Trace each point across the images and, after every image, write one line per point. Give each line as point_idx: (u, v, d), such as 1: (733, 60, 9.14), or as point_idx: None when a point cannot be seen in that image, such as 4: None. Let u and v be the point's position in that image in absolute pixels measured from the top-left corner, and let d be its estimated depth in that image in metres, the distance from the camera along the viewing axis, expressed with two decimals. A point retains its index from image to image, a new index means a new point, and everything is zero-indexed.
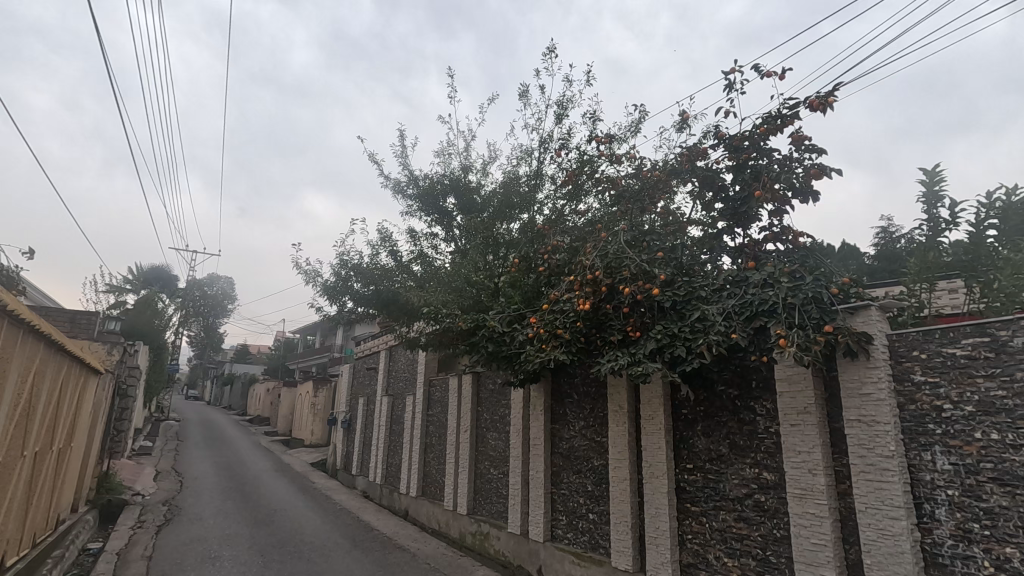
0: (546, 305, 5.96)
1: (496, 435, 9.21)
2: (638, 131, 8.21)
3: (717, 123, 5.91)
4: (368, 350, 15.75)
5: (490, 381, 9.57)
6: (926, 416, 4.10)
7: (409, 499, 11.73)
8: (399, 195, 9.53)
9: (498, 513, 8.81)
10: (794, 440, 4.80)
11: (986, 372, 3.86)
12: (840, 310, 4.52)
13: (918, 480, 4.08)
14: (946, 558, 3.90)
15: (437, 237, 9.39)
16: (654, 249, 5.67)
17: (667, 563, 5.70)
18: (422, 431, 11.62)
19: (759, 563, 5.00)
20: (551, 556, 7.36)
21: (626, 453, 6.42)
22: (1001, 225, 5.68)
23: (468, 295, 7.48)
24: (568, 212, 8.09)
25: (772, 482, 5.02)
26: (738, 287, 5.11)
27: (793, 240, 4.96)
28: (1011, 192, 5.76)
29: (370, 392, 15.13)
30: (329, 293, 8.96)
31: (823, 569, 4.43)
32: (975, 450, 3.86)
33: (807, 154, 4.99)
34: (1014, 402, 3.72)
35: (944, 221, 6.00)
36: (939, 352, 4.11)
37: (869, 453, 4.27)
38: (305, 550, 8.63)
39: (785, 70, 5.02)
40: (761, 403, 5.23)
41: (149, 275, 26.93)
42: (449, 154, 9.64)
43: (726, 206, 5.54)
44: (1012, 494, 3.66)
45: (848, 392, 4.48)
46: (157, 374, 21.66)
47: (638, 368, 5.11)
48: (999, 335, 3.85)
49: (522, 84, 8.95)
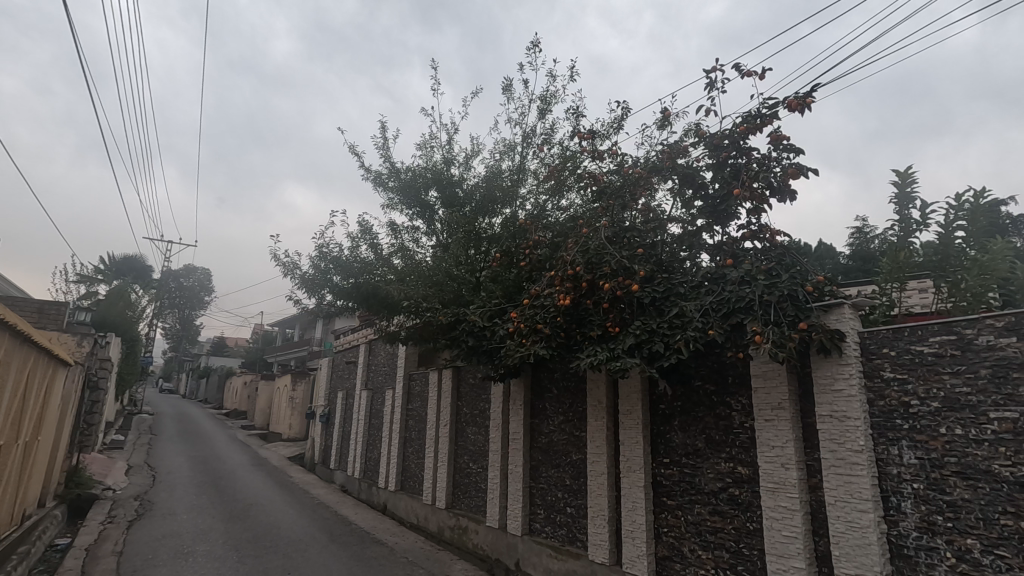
0: (527, 300, 5.99)
1: (476, 429, 9.21)
2: (621, 127, 8.25)
3: (699, 120, 5.96)
4: (348, 344, 15.60)
5: (471, 375, 9.55)
6: (894, 412, 4.21)
7: (388, 493, 11.69)
8: (380, 188, 9.44)
9: (477, 508, 8.84)
10: (768, 435, 4.89)
11: (952, 369, 3.97)
12: (815, 308, 4.61)
13: (886, 474, 4.19)
14: (911, 549, 4.01)
15: (419, 230, 9.30)
16: (635, 245, 5.71)
17: (643, 556, 5.78)
18: (402, 425, 11.57)
19: (732, 556, 5.09)
20: (529, 550, 7.40)
21: (604, 448, 6.47)
22: (970, 228, 5.82)
23: (449, 290, 7.45)
24: (550, 207, 8.07)
25: (746, 476, 5.11)
26: (716, 284, 5.17)
27: (771, 237, 5.02)
28: (980, 194, 5.91)
29: (349, 386, 15.01)
30: (307, 286, 8.80)
31: (794, 561, 4.53)
32: (940, 445, 3.97)
33: (785, 153, 5.06)
34: (978, 398, 3.83)
35: (915, 221, 6.15)
36: (908, 350, 4.22)
37: (840, 448, 4.38)
38: (282, 545, 8.52)
39: (766, 70, 5.08)
40: (737, 398, 5.31)
41: (121, 266, 26.26)
42: (432, 147, 9.55)
43: (705, 204, 5.60)
44: (974, 486, 3.78)
45: (821, 388, 4.58)
46: (130, 367, 21.17)
47: (616, 363, 5.14)
48: (964, 333, 3.97)
49: (505, 79, 8.94)
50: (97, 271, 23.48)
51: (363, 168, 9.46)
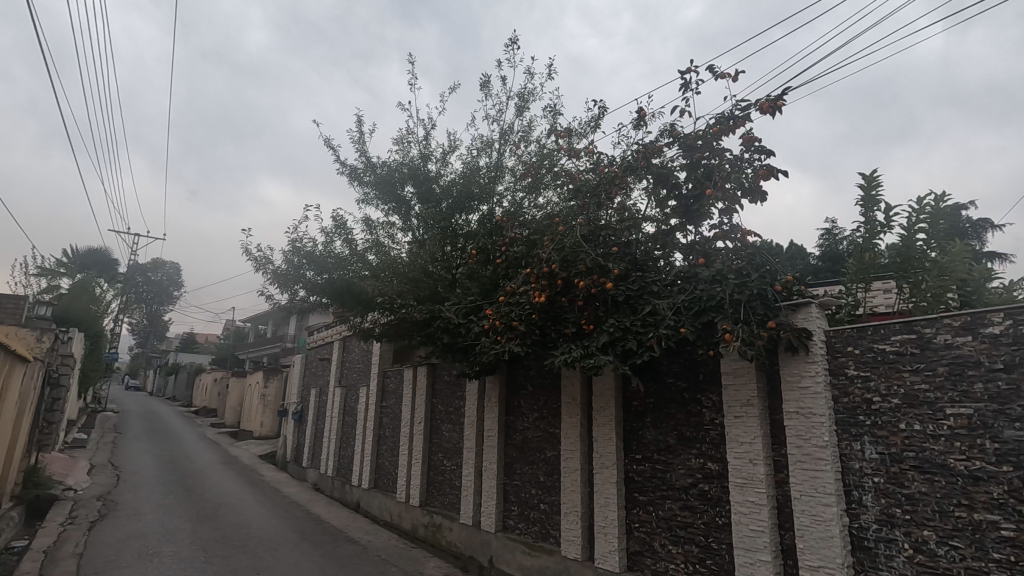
0: (503, 297, 5.97)
1: (450, 427, 9.18)
2: (598, 126, 8.32)
3: (673, 121, 6.02)
4: (321, 341, 15.40)
5: (445, 372, 9.51)
6: (857, 409, 4.33)
7: (361, 491, 11.58)
8: (355, 182, 9.33)
9: (451, 505, 8.82)
10: (737, 431, 4.98)
11: (911, 367, 4.09)
12: (783, 307, 4.73)
13: (849, 468, 4.31)
14: (871, 541, 4.14)
15: (394, 226, 9.22)
16: (609, 244, 5.75)
17: (614, 551, 5.84)
18: (376, 423, 11.47)
19: (701, 550, 5.18)
20: (502, 546, 7.42)
21: (578, 445, 6.52)
22: (930, 230, 5.99)
23: (424, 286, 7.37)
24: (527, 205, 8.05)
25: (715, 472, 5.20)
26: (688, 283, 5.25)
27: (742, 237, 5.11)
28: (941, 198, 6.10)
29: (323, 383, 14.81)
30: (279, 281, 8.63)
31: (760, 554, 4.63)
32: (899, 440, 4.09)
33: (757, 154, 5.16)
34: (935, 395, 3.96)
35: (880, 224, 6.33)
36: (871, 348, 4.34)
37: (805, 444, 4.49)
38: (252, 545, 8.37)
39: (739, 71, 5.16)
40: (708, 396, 5.39)
41: (86, 258, 25.43)
42: (408, 142, 9.47)
43: (679, 203, 5.67)
44: (931, 480, 3.91)
45: (788, 385, 4.69)
46: (94, 363, 20.53)
47: (590, 361, 5.18)
48: (924, 333, 4.09)
49: (483, 75, 8.92)
50: (61, 265, 22.73)
51: (337, 162, 9.34)
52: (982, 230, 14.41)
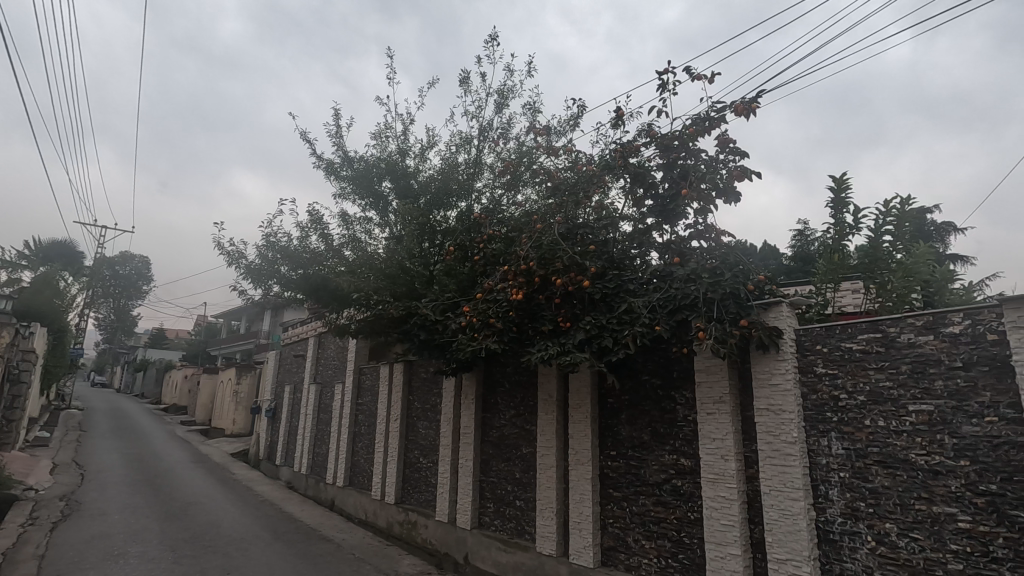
0: (480, 294, 5.95)
1: (427, 424, 9.14)
2: (576, 125, 8.36)
3: (651, 120, 6.08)
4: (296, 337, 15.18)
5: (422, 369, 9.46)
6: (825, 405, 4.44)
7: (336, 489, 11.47)
8: (332, 177, 9.20)
9: (427, 502, 8.79)
10: (710, 427, 5.07)
11: (877, 365, 4.22)
12: (755, 306, 4.83)
13: (816, 464, 4.42)
14: (836, 534, 4.26)
15: (372, 221, 9.12)
16: (587, 242, 5.78)
17: (589, 546, 5.90)
18: (351, 420, 11.36)
19: (674, 544, 5.26)
20: (478, 543, 7.42)
21: (553, 442, 6.56)
22: (896, 232, 6.18)
23: (401, 283, 7.32)
24: (505, 202, 8.03)
25: (688, 468, 5.28)
26: (664, 281, 5.32)
27: (716, 237, 5.20)
28: (906, 201, 6.29)
29: (297, 381, 14.60)
30: (252, 276, 8.46)
31: (730, 548, 4.72)
32: (864, 436, 4.21)
33: (731, 156, 5.25)
34: (898, 392, 4.09)
35: (849, 226, 6.50)
36: (839, 346, 4.45)
37: (775, 440, 4.59)
38: (222, 544, 8.22)
39: (715, 73, 5.25)
40: (681, 393, 5.47)
41: (49, 250, 24.58)
42: (386, 136, 9.38)
43: (656, 203, 5.74)
44: (893, 475, 4.04)
45: (759, 382, 4.79)
46: (57, 359, 19.87)
47: (567, 358, 5.20)
48: (889, 332, 4.22)
49: (462, 71, 8.87)
50: (22, 257, 21.91)
51: (314, 156, 9.20)
52: (946, 233, 14.90)
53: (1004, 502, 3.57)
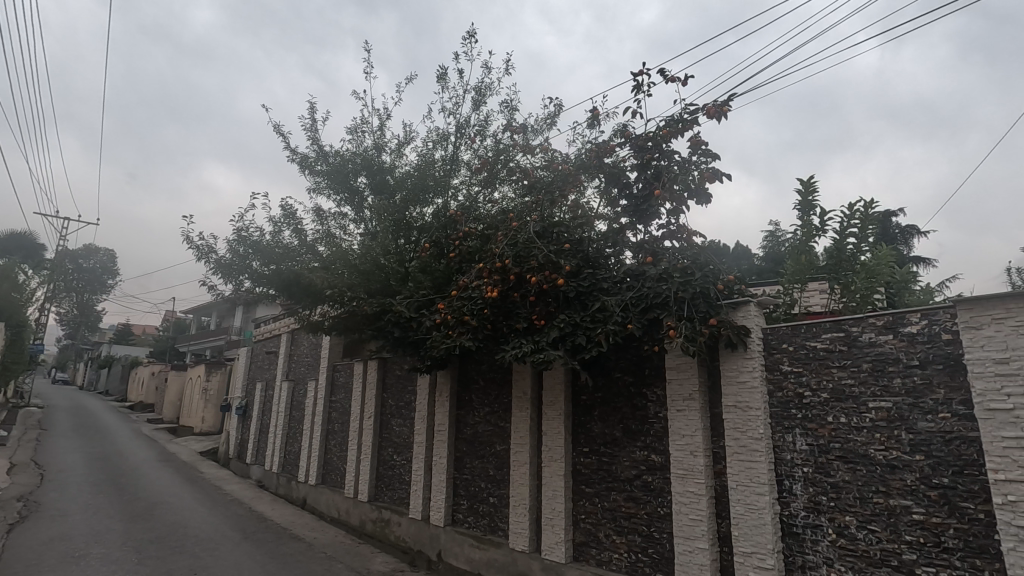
0: (455, 291, 5.94)
1: (400, 421, 9.10)
2: (553, 124, 8.41)
3: (625, 121, 6.17)
4: (268, 334, 14.92)
5: (396, 366, 9.41)
6: (790, 402, 4.57)
7: (308, 487, 11.35)
8: (306, 171, 9.08)
9: (401, 500, 8.76)
10: (680, 424, 5.17)
11: (839, 364, 4.36)
12: (724, 305, 4.93)
13: (781, 459, 4.55)
14: (799, 527, 4.39)
15: (346, 217, 9.03)
16: (562, 241, 5.80)
17: (561, 542, 5.95)
18: (324, 418, 11.23)
19: (644, 539, 5.35)
20: (451, 540, 7.43)
21: (527, 439, 6.60)
22: (860, 234, 6.37)
23: (376, 279, 7.24)
24: (482, 199, 8.01)
25: (659, 464, 5.38)
26: (636, 280, 5.40)
27: (687, 238, 5.30)
28: (869, 205, 6.50)
29: (269, 377, 14.35)
30: (223, 272, 8.19)
31: (698, 542, 4.83)
32: (827, 432, 4.35)
33: (702, 158, 5.36)
34: (860, 389, 4.23)
35: (815, 227, 6.68)
36: (803, 345, 4.59)
37: (742, 436, 4.71)
38: (189, 544, 8.07)
39: (688, 76, 5.35)
40: (653, 390, 5.55)
41: (8, 241, 23.65)
42: (362, 131, 9.28)
43: (630, 203, 5.82)
44: (853, 469, 4.18)
45: (727, 379, 4.90)
46: (16, 354, 19.16)
47: (541, 355, 5.24)
48: (851, 331, 4.36)
49: (439, 67, 8.83)
50: None
51: (288, 150, 9.05)
52: (909, 236, 15.37)
53: (955, 494, 3.72)
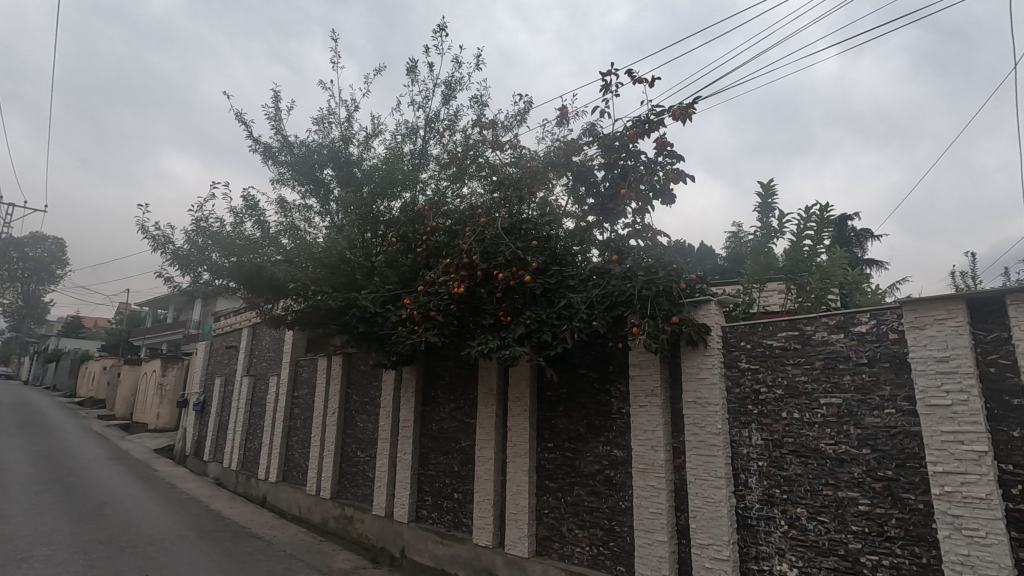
0: (421, 287, 5.89)
1: (365, 417, 8.99)
2: (523, 121, 8.42)
3: (594, 121, 6.24)
4: (228, 328, 14.50)
5: (362, 361, 9.29)
6: (747, 399, 4.71)
7: (268, 485, 11.11)
8: (269, 161, 8.85)
9: (364, 496, 8.67)
10: (642, 419, 5.26)
11: (793, 361, 4.52)
12: (685, 304, 5.05)
13: (737, 453, 4.69)
14: (753, 519, 4.53)
15: (311, 210, 8.85)
16: (530, 237, 5.82)
17: (524, 537, 5.99)
18: (286, 414, 11.00)
19: (605, 533, 5.44)
20: (415, 536, 7.39)
21: (492, 434, 6.62)
22: (815, 237, 6.61)
23: (341, 273, 7.12)
24: (450, 194, 7.96)
25: (621, 458, 5.47)
26: (602, 278, 5.48)
27: (652, 237, 5.40)
28: (825, 208, 6.74)
29: (229, 372, 13.97)
30: (180, 263, 7.90)
31: (657, 535, 4.94)
32: (781, 427, 4.51)
33: (668, 159, 5.47)
34: (812, 386, 4.40)
35: (774, 229, 6.90)
36: (760, 343, 4.73)
37: (701, 431, 4.84)
38: (142, 544, 7.81)
39: (655, 78, 5.44)
40: (616, 386, 5.64)
41: None
42: (329, 122, 9.11)
43: (597, 202, 5.90)
44: (805, 463, 4.34)
45: (688, 376, 5.02)
46: None
47: (506, 352, 5.26)
48: (806, 330, 4.52)
49: (409, 60, 8.74)
50: None
51: (250, 139, 8.79)
52: (864, 240, 15.98)
53: (898, 486, 3.91)
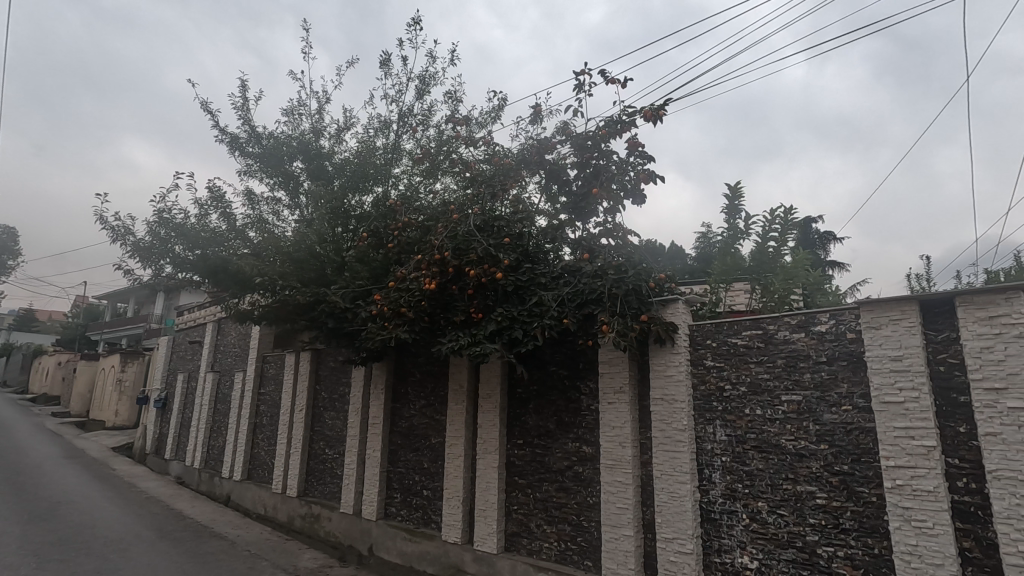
0: (392, 282, 5.83)
1: (333, 414, 8.88)
2: (497, 117, 8.42)
3: (567, 120, 6.29)
4: (192, 322, 14.11)
5: (331, 358, 9.15)
6: (712, 396, 4.82)
7: (232, 483, 10.88)
8: (237, 152, 8.63)
9: (332, 494, 8.56)
10: (610, 416, 5.34)
11: (757, 359, 4.64)
12: (654, 302, 5.13)
13: (702, 449, 4.79)
14: (716, 513, 4.65)
15: (280, 203, 8.68)
16: (502, 234, 5.83)
17: (493, 533, 6.01)
18: (252, 411, 10.77)
19: (573, 528, 5.50)
20: (383, 534, 7.34)
21: (462, 431, 6.61)
22: (779, 238, 6.81)
23: (310, 268, 6.99)
24: (423, 190, 7.90)
25: (589, 455, 5.54)
26: (573, 276, 5.53)
27: (623, 237, 5.48)
28: (789, 211, 6.95)
29: (192, 368, 13.59)
30: (141, 255, 7.62)
31: (624, 529, 5.02)
32: (744, 423, 4.63)
33: (639, 159, 5.55)
34: (774, 383, 4.52)
35: (741, 231, 7.08)
36: (725, 341, 4.85)
37: (668, 427, 4.93)
38: (98, 545, 7.56)
39: (627, 79, 5.51)
40: (586, 383, 5.70)
41: None
42: (299, 114, 8.94)
43: (569, 200, 5.94)
44: (766, 458, 4.47)
45: (656, 373, 5.11)
46: None
47: (477, 349, 5.26)
48: (769, 329, 4.64)
49: (383, 52, 8.64)
50: None
51: (216, 129, 8.56)
52: (827, 242, 16.49)
53: (853, 480, 4.06)
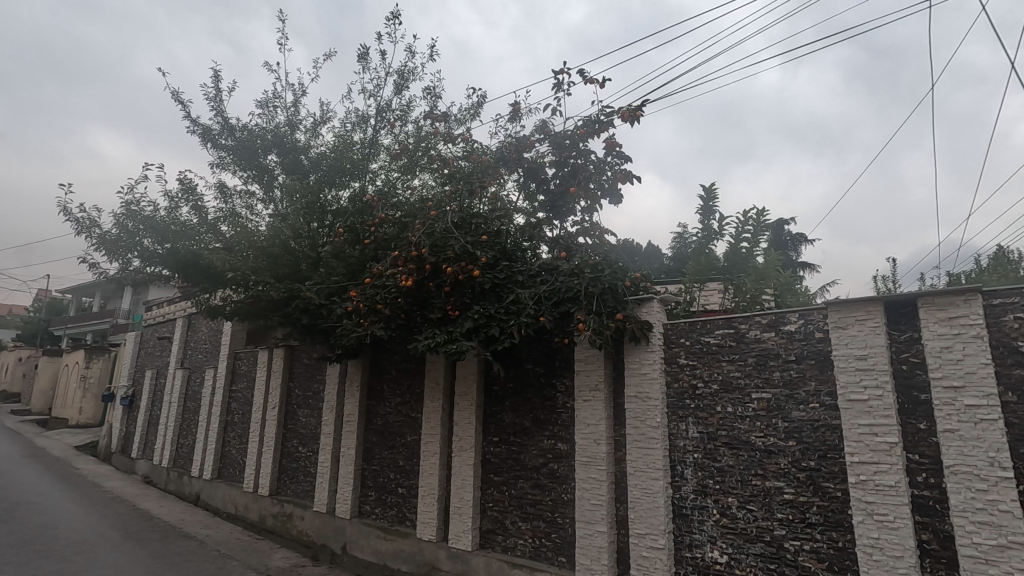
0: (368, 279, 5.77)
1: (307, 412, 8.76)
2: (476, 114, 8.40)
3: (546, 119, 6.31)
4: (161, 318, 13.76)
5: (305, 355, 9.02)
6: (685, 394, 4.90)
7: (202, 482, 10.65)
8: (209, 144, 8.44)
9: (306, 493, 8.45)
10: (585, 414, 5.38)
11: (729, 358, 4.73)
12: (630, 301, 5.18)
13: (675, 446, 4.87)
14: (688, 508, 4.73)
15: (254, 196, 8.52)
16: (480, 232, 5.82)
17: (468, 530, 6.02)
18: (223, 409, 10.56)
19: (548, 525, 5.53)
20: (357, 532, 7.28)
21: (438, 429, 6.59)
22: (752, 239, 6.95)
23: (285, 264, 6.88)
24: (401, 185, 7.84)
25: (564, 452, 5.58)
26: (550, 274, 5.55)
27: (600, 236, 5.52)
28: (761, 213, 7.09)
29: (161, 365, 13.26)
30: (107, 248, 7.40)
31: (598, 525, 5.07)
32: (716, 420, 4.71)
33: (616, 159, 5.59)
34: (745, 381, 4.62)
35: (715, 232, 7.19)
36: (698, 340, 4.93)
37: (642, 424, 5.00)
38: (60, 547, 7.33)
39: (605, 79, 5.55)
40: (562, 381, 5.73)
41: None
42: (274, 106, 8.79)
43: (547, 198, 5.96)
44: (737, 455, 4.56)
45: (630, 371, 5.17)
46: None
47: (453, 346, 5.24)
48: (740, 328, 4.73)
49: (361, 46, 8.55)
50: None
51: (188, 120, 8.37)
52: (799, 243, 16.87)
53: (819, 476, 4.17)
